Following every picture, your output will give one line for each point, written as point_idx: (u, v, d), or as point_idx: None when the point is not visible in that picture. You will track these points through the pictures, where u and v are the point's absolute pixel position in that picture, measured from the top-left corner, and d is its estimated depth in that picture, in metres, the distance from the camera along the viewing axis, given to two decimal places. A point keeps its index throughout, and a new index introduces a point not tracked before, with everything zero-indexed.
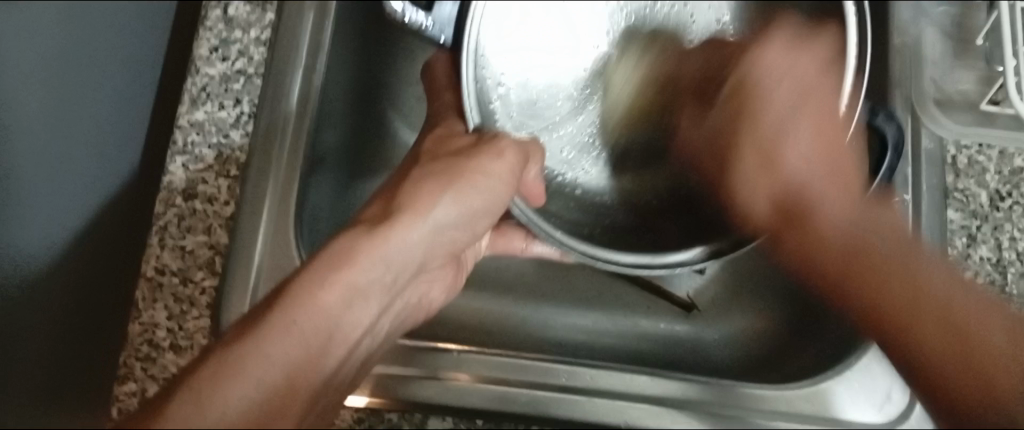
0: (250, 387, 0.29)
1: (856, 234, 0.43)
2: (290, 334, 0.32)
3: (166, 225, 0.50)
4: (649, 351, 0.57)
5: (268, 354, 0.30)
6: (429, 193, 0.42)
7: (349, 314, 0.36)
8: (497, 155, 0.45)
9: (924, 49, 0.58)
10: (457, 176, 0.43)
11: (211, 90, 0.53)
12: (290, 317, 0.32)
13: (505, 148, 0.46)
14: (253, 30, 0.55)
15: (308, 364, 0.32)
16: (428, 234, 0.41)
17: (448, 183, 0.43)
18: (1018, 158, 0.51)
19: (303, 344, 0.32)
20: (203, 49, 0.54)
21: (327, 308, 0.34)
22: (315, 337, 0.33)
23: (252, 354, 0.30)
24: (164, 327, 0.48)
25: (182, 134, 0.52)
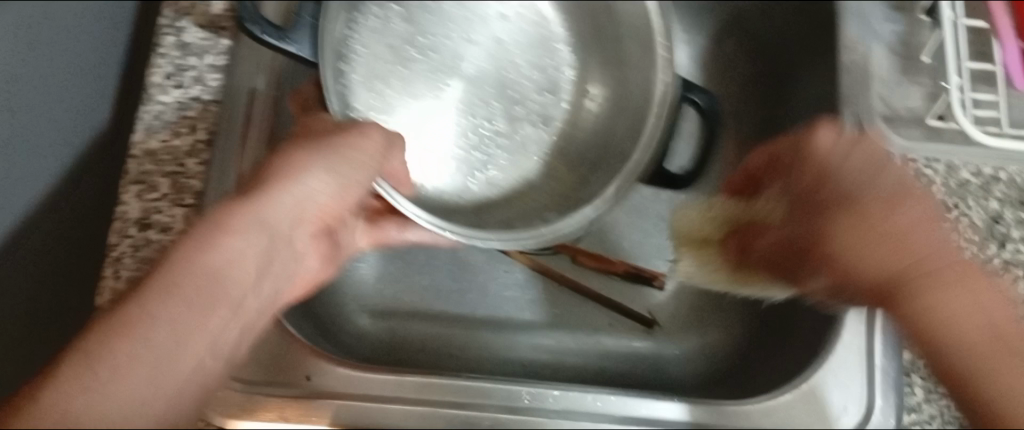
0: (142, 379, 0.35)
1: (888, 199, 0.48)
2: (177, 301, 0.37)
3: (120, 256, 0.49)
4: (608, 368, 0.60)
5: (142, 335, 0.36)
6: (298, 164, 0.44)
7: (233, 280, 0.39)
8: (363, 134, 0.48)
9: (872, 66, 0.58)
10: (326, 145, 0.45)
11: (165, 118, 0.52)
12: (173, 285, 0.37)
13: (373, 131, 0.49)
14: (209, 56, 0.55)
15: (215, 320, 0.38)
16: (290, 206, 0.44)
17: (317, 153, 0.45)
18: (965, 172, 0.53)
19: (197, 314, 0.37)
20: (157, 76, 0.53)
21: (213, 276, 0.38)
22: (194, 304, 0.37)
23: (144, 346, 0.35)
24: None
25: (135, 163, 0.51)
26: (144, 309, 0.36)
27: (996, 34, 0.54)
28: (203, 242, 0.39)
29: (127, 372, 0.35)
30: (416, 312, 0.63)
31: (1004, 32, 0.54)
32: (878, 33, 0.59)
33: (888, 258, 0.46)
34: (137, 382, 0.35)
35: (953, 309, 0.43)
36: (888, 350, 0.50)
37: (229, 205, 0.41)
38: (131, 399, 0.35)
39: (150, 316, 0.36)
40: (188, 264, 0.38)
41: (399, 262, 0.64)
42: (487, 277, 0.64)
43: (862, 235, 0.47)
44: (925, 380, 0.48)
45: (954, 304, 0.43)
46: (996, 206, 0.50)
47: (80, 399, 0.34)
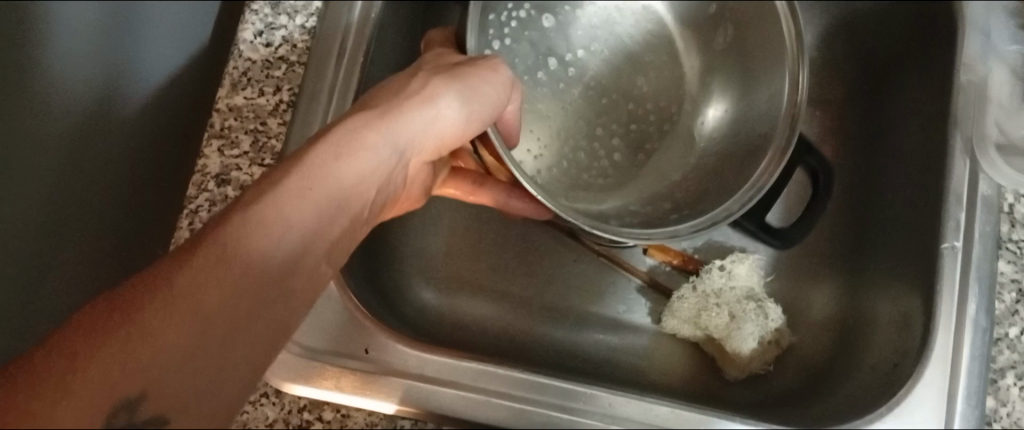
0: (259, 261, 0.29)
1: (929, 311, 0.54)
2: (306, 198, 0.33)
3: (197, 209, 0.49)
4: (671, 374, 0.58)
5: (282, 224, 0.31)
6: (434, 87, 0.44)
7: (364, 182, 0.37)
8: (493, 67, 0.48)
9: (990, 88, 0.53)
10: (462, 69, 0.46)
11: (252, 75, 0.52)
12: (309, 176, 0.34)
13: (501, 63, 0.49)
14: (299, 16, 0.54)
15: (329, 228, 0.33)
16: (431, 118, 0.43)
17: (449, 82, 0.45)
18: None
19: (315, 220, 0.33)
20: (247, 32, 0.54)
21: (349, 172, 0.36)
22: (330, 201, 0.34)
23: (273, 230, 0.30)
24: None
25: (219, 118, 0.51)
26: (279, 197, 0.32)
27: None
28: (339, 146, 0.36)
29: (266, 229, 0.30)
30: (478, 294, 0.62)
31: None
32: (1002, 52, 0.54)
33: None
34: (282, 231, 0.31)
35: None
36: (971, 395, 0.47)
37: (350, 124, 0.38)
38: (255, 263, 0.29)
39: (289, 208, 0.32)
40: (341, 150, 0.36)
41: (469, 243, 0.64)
42: (556, 264, 0.63)
43: None
44: None
45: None
46: None
47: (246, 244, 0.29)
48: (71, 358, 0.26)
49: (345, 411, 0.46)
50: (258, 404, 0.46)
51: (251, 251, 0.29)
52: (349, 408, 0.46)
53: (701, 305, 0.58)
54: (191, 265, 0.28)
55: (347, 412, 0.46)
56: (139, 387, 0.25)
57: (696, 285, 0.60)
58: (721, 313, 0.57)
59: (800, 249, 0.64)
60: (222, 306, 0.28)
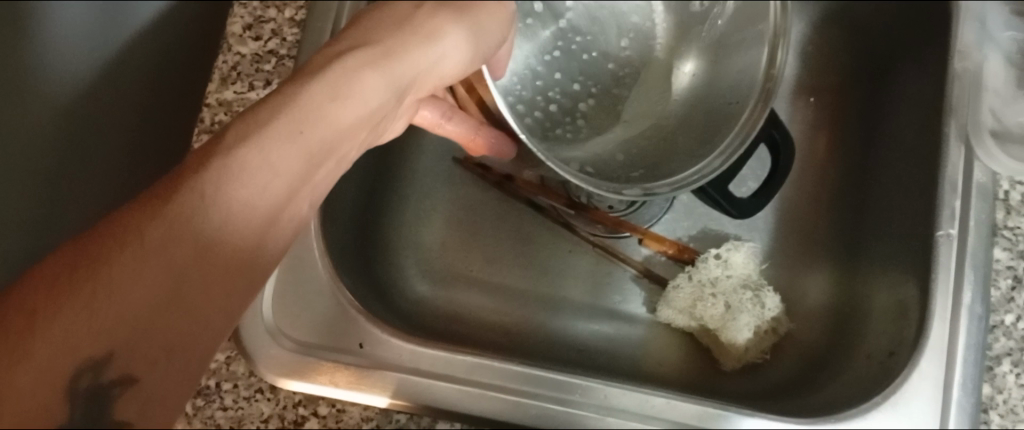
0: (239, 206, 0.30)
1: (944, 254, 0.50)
2: (296, 140, 0.33)
3: None
4: (666, 363, 0.59)
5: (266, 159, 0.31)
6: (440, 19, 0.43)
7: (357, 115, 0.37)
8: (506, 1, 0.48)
9: (985, 76, 0.53)
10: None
11: (241, 70, 0.52)
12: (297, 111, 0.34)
13: None
14: (288, 9, 0.54)
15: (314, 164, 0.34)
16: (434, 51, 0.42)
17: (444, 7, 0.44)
18: None
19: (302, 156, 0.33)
20: (236, 27, 0.53)
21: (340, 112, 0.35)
22: (317, 142, 0.34)
23: (256, 167, 0.31)
24: None
25: (210, 113, 0.51)
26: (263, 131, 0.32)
27: None
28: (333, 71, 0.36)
29: (246, 174, 0.31)
30: (473, 286, 0.62)
31: None
32: (1000, 40, 0.54)
33: None
34: (264, 176, 0.31)
35: None
36: (967, 382, 0.47)
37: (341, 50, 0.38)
38: (232, 212, 0.30)
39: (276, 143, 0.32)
40: (337, 88, 0.35)
41: (464, 235, 0.64)
42: (554, 255, 0.63)
43: None
44: (1003, 418, 0.45)
45: None
46: None
47: (225, 192, 0.30)
48: (44, 299, 0.26)
49: (341, 406, 0.46)
50: (253, 399, 0.46)
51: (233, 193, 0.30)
52: (345, 403, 0.46)
53: (696, 294, 0.58)
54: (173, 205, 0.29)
55: (342, 407, 0.46)
56: (106, 346, 0.26)
57: (691, 274, 0.59)
58: (717, 304, 0.57)
59: (796, 239, 0.63)
60: (194, 262, 0.28)
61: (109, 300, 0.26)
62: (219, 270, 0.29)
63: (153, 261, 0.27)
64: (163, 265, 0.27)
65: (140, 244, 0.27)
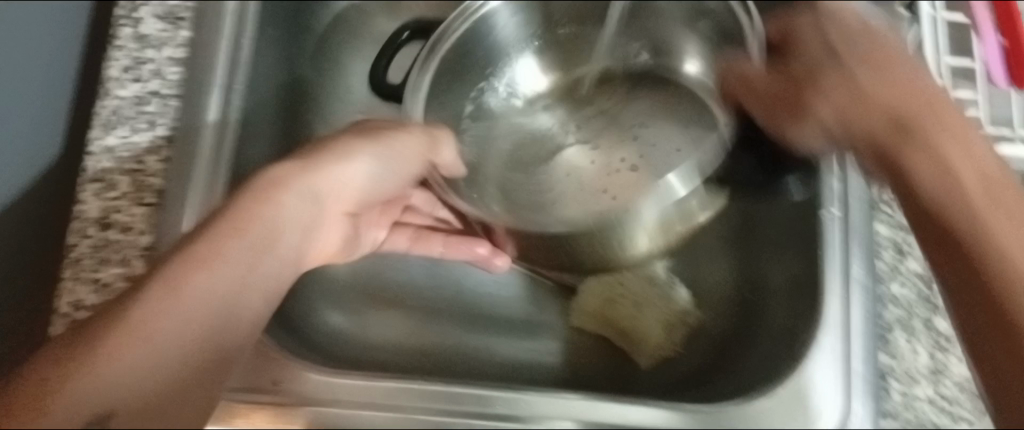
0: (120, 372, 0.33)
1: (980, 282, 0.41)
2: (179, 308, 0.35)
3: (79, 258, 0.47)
4: (587, 367, 0.59)
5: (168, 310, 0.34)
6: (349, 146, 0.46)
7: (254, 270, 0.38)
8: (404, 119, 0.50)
9: None
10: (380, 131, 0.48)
11: (122, 114, 0.51)
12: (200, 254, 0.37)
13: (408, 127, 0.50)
14: (167, 49, 0.53)
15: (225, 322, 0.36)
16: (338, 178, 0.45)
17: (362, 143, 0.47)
18: None
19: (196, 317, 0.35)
20: (113, 70, 0.52)
21: (269, 237, 0.40)
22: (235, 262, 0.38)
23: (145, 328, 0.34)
24: None
25: (92, 160, 0.49)
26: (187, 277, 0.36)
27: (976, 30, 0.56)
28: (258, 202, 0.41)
29: (156, 331, 0.34)
30: (389, 311, 0.61)
31: (985, 27, 0.55)
32: None
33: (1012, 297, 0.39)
34: (139, 354, 0.33)
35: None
36: (868, 352, 0.50)
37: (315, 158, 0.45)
38: (209, 292, 0.36)
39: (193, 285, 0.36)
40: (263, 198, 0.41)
41: (374, 260, 0.64)
42: (464, 272, 0.64)
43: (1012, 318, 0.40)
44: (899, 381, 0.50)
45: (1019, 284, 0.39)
46: None
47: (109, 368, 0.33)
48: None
49: None
50: None
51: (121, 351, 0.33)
52: None
53: (604, 295, 0.60)
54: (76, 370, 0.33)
55: None
56: None
57: (600, 271, 0.61)
58: (627, 303, 0.59)
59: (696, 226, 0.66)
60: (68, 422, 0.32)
61: (140, 358, 0.33)
62: (226, 301, 0.36)
63: (171, 332, 0.34)
64: (144, 331, 0.34)
65: (147, 323, 0.34)
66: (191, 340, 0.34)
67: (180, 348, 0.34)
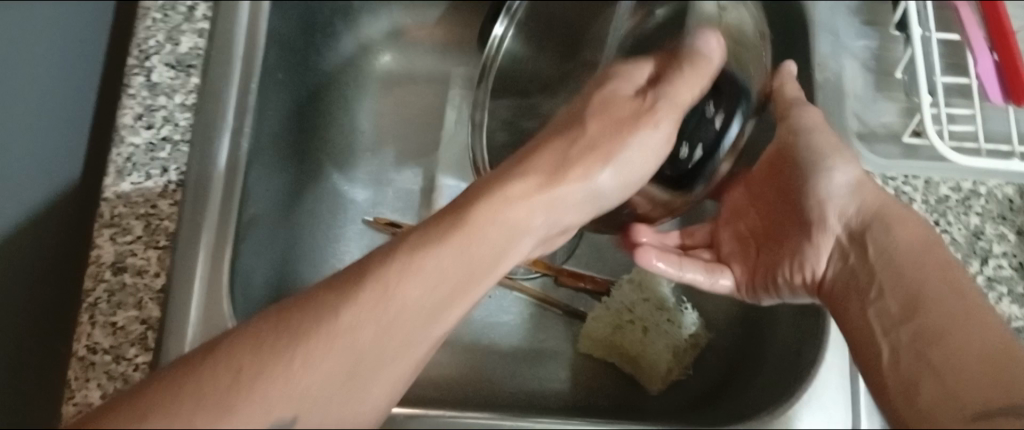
0: (222, 375, 0.30)
1: (917, 253, 0.43)
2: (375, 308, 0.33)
3: (96, 301, 0.48)
4: (597, 396, 0.60)
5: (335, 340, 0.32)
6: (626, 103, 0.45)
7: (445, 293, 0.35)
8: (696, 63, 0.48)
9: (845, 84, 0.58)
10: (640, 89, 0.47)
11: (136, 160, 0.52)
12: (428, 238, 0.36)
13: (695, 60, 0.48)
14: (178, 95, 0.54)
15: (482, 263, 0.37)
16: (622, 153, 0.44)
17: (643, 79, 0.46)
18: (943, 188, 0.55)
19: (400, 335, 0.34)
20: (127, 118, 0.53)
21: (511, 224, 0.39)
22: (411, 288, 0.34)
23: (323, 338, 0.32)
24: (95, 382, 0.46)
25: (108, 206, 0.50)
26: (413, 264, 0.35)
27: (970, 48, 0.56)
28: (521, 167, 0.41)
29: (355, 329, 0.32)
30: None
31: (977, 45, 0.55)
32: (853, 50, 0.59)
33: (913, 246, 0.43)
34: (372, 323, 0.33)
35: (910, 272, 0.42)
36: None
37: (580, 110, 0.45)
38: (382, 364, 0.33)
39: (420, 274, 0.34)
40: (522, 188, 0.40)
41: None
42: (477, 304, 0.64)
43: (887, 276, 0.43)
44: None
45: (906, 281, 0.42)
46: (976, 221, 0.53)
47: (301, 361, 0.31)
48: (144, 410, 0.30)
49: None
50: None
51: (356, 333, 0.32)
52: None
53: (613, 322, 0.60)
54: (162, 393, 0.30)
55: None
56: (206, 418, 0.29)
57: (608, 303, 0.61)
58: (635, 328, 0.59)
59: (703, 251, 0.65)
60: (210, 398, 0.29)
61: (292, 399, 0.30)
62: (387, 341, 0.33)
63: (342, 339, 0.32)
64: (375, 351, 0.33)
65: (335, 317, 0.32)
66: (373, 355, 0.33)
67: (313, 391, 0.31)
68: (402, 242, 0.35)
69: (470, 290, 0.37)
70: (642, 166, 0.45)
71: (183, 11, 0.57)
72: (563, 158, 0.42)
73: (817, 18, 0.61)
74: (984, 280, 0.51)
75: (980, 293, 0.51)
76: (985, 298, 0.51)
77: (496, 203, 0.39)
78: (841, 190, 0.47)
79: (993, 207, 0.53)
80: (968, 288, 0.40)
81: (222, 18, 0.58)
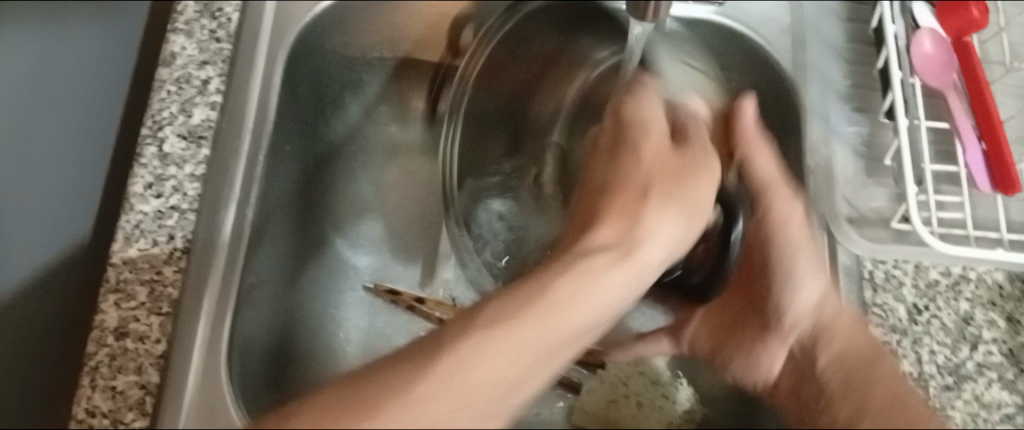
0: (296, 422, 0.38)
1: (860, 361, 0.49)
2: (428, 402, 0.38)
3: (97, 365, 0.49)
4: None
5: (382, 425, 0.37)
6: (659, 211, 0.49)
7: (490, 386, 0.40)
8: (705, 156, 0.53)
9: (836, 170, 0.59)
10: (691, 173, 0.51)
11: (144, 227, 0.54)
12: (483, 332, 0.40)
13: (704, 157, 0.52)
14: (188, 165, 0.56)
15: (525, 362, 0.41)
16: (654, 249, 0.47)
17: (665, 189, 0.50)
18: (933, 272, 0.55)
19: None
20: (138, 186, 0.55)
21: (589, 305, 0.43)
22: (455, 381, 0.39)
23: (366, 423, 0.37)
24: None
25: (114, 271, 0.52)
26: (462, 359, 0.39)
27: (958, 137, 0.57)
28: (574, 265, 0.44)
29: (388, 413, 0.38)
30: None
31: (967, 135, 0.57)
32: (843, 136, 0.61)
33: (854, 361, 0.49)
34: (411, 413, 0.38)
35: (882, 380, 0.47)
36: None
37: (622, 194, 0.50)
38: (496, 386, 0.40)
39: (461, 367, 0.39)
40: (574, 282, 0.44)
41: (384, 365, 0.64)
42: None
43: (867, 387, 0.47)
44: None
45: (842, 339, 0.50)
46: (966, 307, 0.54)
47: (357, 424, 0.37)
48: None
49: None
50: None
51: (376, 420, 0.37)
52: None
53: (607, 395, 0.62)
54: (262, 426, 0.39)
55: None
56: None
57: (602, 376, 0.62)
58: (630, 403, 0.61)
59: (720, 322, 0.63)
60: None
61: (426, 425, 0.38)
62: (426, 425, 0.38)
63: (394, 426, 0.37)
64: (430, 411, 0.38)
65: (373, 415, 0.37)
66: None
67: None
68: (443, 353, 0.40)
69: (540, 372, 0.42)
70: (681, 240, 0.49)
71: (197, 84, 0.59)
72: (629, 250, 0.46)
73: (809, 103, 0.63)
74: (974, 367, 0.52)
75: (970, 378, 0.52)
76: (976, 384, 0.52)
77: (580, 276, 0.44)
78: (806, 308, 0.53)
79: (982, 292, 0.54)
80: (904, 396, 0.46)
81: (235, 90, 0.59)
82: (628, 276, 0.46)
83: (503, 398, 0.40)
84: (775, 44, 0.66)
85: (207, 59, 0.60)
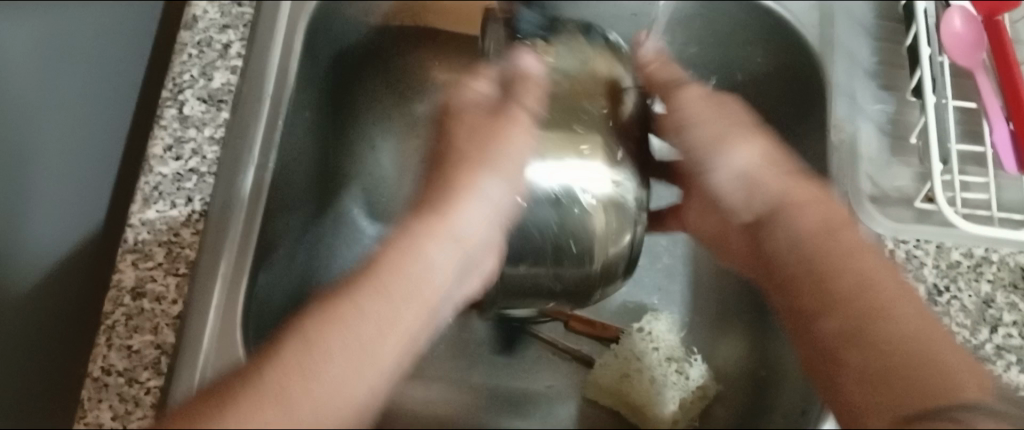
0: None
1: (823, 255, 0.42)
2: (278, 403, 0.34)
3: (113, 324, 0.49)
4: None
5: None
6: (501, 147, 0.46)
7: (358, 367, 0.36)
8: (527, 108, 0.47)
9: (861, 147, 0.59)
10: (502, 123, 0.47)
11: (162, 189, 0.54)
12: (316, 321, 0.36)
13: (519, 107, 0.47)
14: (207, 128, 0.56)
15: (388, 322, 0.38)
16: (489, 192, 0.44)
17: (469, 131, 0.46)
18: (955, 253, 0.55)
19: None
20: (157, 148, 0.55)
21: (423, 255, 0.40)
22: (310, 373, 0.35)
23: None
24: (105, 405, 0.47)
25: (132, 232, 0.52)
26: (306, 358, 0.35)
27: (986, 116, 0.56)
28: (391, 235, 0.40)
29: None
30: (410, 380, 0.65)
31: (995, 113, 0.56)
32: (868, 113, 0.60)
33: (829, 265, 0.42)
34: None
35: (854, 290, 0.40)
36: None
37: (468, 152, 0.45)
38: (333, 398, 0.35)
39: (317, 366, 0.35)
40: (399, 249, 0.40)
41: None
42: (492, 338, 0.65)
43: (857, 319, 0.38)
44: None
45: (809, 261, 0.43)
46: (987, 289, 0.53)
47: None
48: None
49: None
50: None
51: None
52: None
53: (620, 370, 0.61)
54: None
55: None
56: None
57: (616, 350, 0.62)
58: (642, 379, 0.60)
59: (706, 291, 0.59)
60: None
61: (281, 428, 0.34)
62: None
63: None
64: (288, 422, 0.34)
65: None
66: None
67: None
68: (286, 349, 0.36)
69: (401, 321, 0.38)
70: (516, 168, 0.46)
71: (218, 48, 0.60)
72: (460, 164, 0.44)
73: (835, 79, 0.62)
74: (994, 349, 0.51)
75: None
76: None
77: (404, 241, 0.40)
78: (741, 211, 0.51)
79: (1004, 274, 0.53)
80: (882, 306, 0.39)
81: (256, 56, 0.59)
82: (450, 239, 0.42)
83: (378, 364, 0.37)
84: (801, 18, 0.65)
85: (228, 23, 0.61)
